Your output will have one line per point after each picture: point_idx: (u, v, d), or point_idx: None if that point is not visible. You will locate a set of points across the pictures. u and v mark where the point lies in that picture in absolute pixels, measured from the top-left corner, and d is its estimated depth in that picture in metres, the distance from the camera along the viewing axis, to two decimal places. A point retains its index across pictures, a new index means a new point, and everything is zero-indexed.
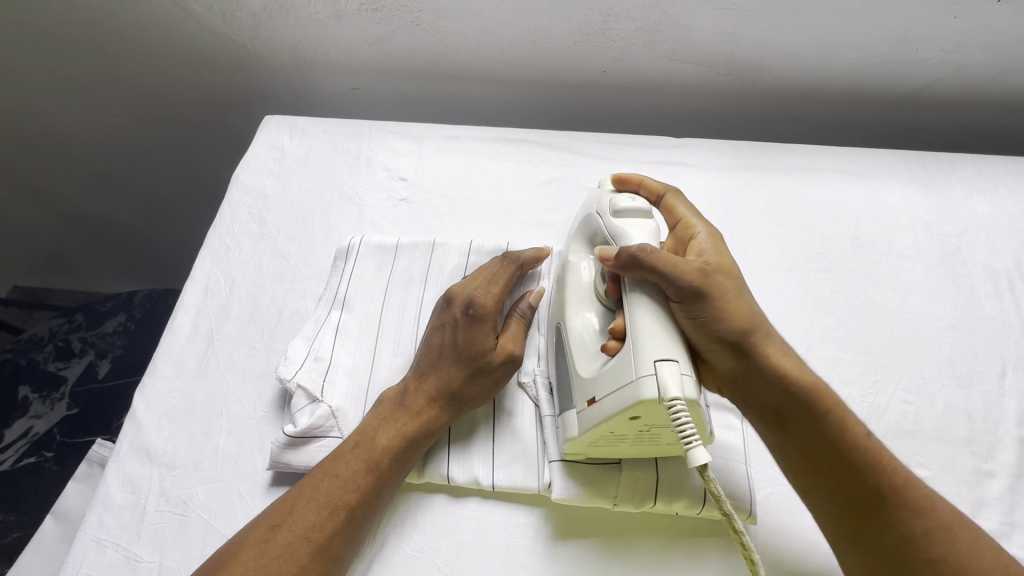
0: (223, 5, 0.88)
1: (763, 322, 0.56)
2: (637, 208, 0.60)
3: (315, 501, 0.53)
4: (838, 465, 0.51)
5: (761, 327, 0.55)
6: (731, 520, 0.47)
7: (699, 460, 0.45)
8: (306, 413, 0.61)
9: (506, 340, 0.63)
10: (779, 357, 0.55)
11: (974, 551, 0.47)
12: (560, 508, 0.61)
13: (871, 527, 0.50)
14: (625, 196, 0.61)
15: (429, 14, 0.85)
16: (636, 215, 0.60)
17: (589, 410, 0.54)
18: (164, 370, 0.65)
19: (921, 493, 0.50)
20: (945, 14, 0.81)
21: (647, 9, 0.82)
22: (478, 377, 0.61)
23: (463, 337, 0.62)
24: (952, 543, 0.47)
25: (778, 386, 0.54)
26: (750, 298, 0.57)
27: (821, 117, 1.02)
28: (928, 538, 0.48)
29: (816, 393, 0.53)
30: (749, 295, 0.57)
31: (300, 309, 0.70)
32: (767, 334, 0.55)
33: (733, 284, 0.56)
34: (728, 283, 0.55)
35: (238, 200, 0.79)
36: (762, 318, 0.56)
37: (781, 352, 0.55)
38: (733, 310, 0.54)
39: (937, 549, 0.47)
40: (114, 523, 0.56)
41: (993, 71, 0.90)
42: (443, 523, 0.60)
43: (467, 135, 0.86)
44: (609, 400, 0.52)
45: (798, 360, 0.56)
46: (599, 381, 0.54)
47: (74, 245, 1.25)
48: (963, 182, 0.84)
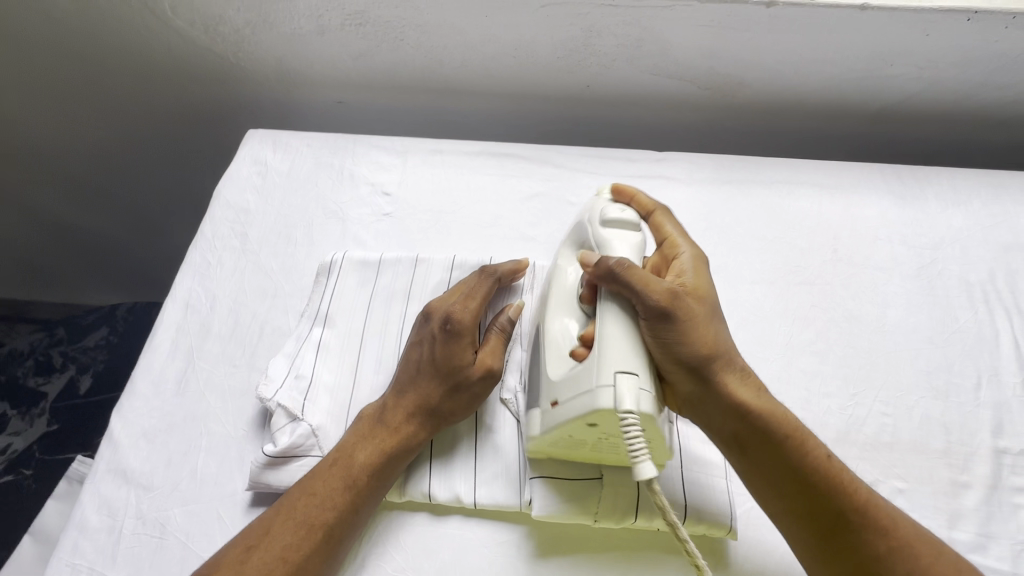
0: (207, 20, 0.88)
1: (731, 346, 0.54)
2: (630, 221, 0.57)
3: (292, 521, 0.51)
4: (801, 491, 0.50)
5: (728, 351, 0.53)
6: (675, 529, 0.45)
7: (645, 474, 0.44)
8: (286, 432, 0.58)
9: (485, 355, 0.59)
10: (746, 382, 0.53)
11: (938, 568, 0.46)
12: (542, 525, 0.57)
13: (835, 549, 0.48)
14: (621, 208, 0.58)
15: (411, 29, 0.85)
16: (625, 228, 0.57)
17: (550, 412, 0.51)
18: (143, 389, 0.64)
19: (886, 515, 0.49)
20: (918, 31, 0.77)
21: (628, 25, 0.80)
22: (457, 392, 0.58)
23: (441, 351, 0.58)
24: (915, 563, 0.46)
25: (744, 411, 0.51)
26: (721, 321, 0.55)
27: (805, 132, 0.97)
28: (892, 559, 0.47)
29: (780, 420, 0.51)
30: (720, 318, 0.55)
31: (282, 326, 0.69)
32: (735, 358, 0.53)
33: (707, 306, 0.54)
34: (702, 305, 0.53)
35: (220, 215, 0.78)
36: (731, 341, 0.54)
37: (748, 378, 0.53)
38: (704, 332, 0.51)
39: (901, 568, 0.46)
40: (90, 547, 0.55)
41: (967, 87, 0.85)
42: (424, 541, 0.56)
43: (452, 149, 0.85)
44: (569, 407, 0.49)
45: (760, 385, 0.54)
46: (561, 386, 0.51)
47: (52, 257, 1.28)
48: (938, 195, 0.81)
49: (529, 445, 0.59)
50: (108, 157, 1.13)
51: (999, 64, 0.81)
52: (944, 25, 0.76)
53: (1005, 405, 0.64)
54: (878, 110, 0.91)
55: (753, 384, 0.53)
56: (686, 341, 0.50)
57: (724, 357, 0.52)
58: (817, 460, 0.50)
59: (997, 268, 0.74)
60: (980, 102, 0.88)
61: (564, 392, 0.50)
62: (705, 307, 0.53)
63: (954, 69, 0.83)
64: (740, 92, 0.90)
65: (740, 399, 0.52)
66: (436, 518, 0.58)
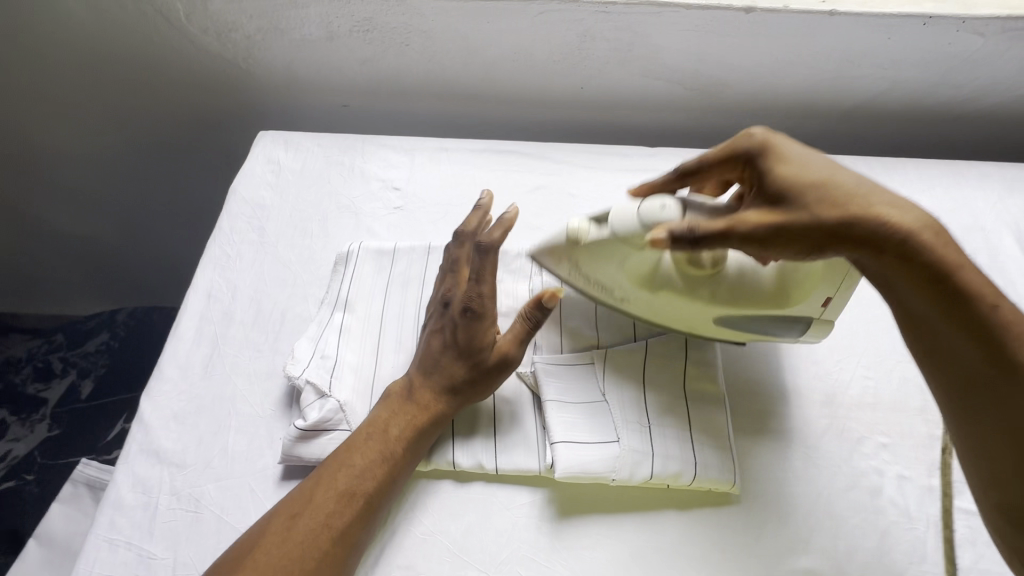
0: (219, 27, 0.92)
1: (865, 196, 0.49)
2: (675, 207, 0.56)
3: (333, 490, 0.54)
4: (960, 336, 0.48)
5: (862, 203, 0.49)
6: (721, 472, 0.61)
7: None
8: (315, 408, 0.61)
9: (505, 339, 0.63)
10: (893, 227, 0.48)
11: None
12: (561, 489, 0.61)
13: (972, 403, 0.49)
14: (651, 202, 0.58)
15: (417, 35, 0.90)
16: (679, 207, 0.56)
17: (832, 302, 0.60)
18: (171, 374, 0.67)
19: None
20: (881, 36, 0.85)
21: (620, 31, 0.87)
22: (480, 371, 0.61)
23: (464, 335, 0.62)
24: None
25: (898, 262, 0.48)
26: (840, 177, 0.51)
27: (785, 130, 1.04)
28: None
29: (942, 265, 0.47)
30: (837, 174, 0.51)
31: (303, 312, 0.72)
32: (875, 209, 0.49)
33: (807, 181, 0.51)
34: (802, 184, 0.51)
35: (237, 211, 0.82)
36: (863, 191, 0.50)
37: (900, 221, 0.48)
38: (823, 211, 0.49)
39: None
40: (126, 523, 0.58)
41: (925, 87, 0.94)
42: (450, 507, 0.60)
43: (457, 147, 0.90)
44: (849, 284, 0.58)
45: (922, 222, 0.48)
46: (817, 292, 0.58)
47: (54, 268, 1.28)
48: (904, 183, 0.88)
49: (546, 413, 0.62)
50: (107, 165, 1.14)
51: (953, 65, 0.90)
52: (904, 28, 0.84)
53: None
54: (848, 108, 0.99)
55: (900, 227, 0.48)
56: (801, 230, 0.50)
57: (855, 219, 0.48)
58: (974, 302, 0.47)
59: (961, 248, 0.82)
60: (938, 99, 0.96)
61: (823, 286, 0.58)
62: (805, 184, 0.51)
63: (914, 69, 0.91)
64: (723, 92, 0.97)
65: (887, 255, 0.48)
66: (460, 485, 0.61)
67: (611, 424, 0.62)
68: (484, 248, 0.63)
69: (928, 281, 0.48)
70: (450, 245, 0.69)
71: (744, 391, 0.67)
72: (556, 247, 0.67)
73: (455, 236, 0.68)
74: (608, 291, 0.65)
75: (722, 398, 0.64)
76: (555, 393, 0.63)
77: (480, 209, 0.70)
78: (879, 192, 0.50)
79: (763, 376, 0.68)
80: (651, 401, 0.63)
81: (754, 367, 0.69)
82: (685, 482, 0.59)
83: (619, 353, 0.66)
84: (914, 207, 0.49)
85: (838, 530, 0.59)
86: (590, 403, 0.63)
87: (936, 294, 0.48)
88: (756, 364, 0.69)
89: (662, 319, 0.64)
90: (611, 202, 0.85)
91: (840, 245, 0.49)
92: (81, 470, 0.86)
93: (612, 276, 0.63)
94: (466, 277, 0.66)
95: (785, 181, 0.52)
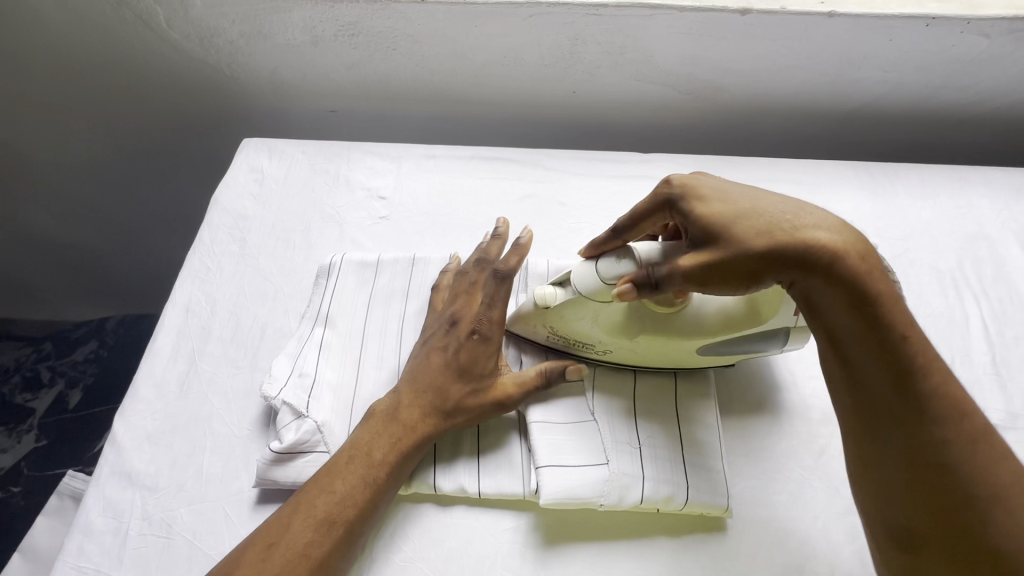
0: (202, 32, 0.90)
1: (795, 219, 0.47)
2: (631, 260, 0.55)
3: (311, 518, 0.51)
4: (874, 359, 0.44)
5: (791, 226, 0.47)
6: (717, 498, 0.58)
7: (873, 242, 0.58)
8: (291, 429, 0.59)
9: (509, 376, 0.61)
10: (820, 249, 0.45)
11: (996, 468, 0.42)
12: (547, 513, 0.59)
13: (877, 426, 0.45)
14: (606, 259, 0.57)
15: (404, 40, 0.87)
16: (637, 260, 0.55)
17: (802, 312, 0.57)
18: (146, 393, 0.65)
19: (956, 398, 0.43)
20: (883, 37, 0.82)
21: (612, 34, 0.84)
22: (478, 396, 0.59)
23: (469, 356, 0.60)
24: (977, 447, 0.42)
25: (823, 283, 0.45)
26: (771, 201, 0.49)
27: (784, 134, 1.01)
28: (950, 442, 0.42)
29: (864, 288, 0.44)
30: (768, 198, 0.49)
31: (282, 327, 0.70)
32: (805, 231, 0.46)
33: (737, 206, 0.49)
34: (733, 210, 0.49)
35: (218, 221, 0.80)
36: (794, 214, 0.48)
37: (829, 244, 0.46)
38: (753, 235, 0.47)
39: (961, 460, 0.42)
40: (96, 549, 0.56)
41: (928, 90, 0.91)
42: (431, 532, 0.58)
43: (445, 154, 0.88)
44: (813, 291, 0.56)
45: (847, 245, 0.46)
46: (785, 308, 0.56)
47: (41, 274, 1.26)
48: (907, 189, 0.85)
49: (531, 436, 0.60)
50: (93, 171, 1.13)
51: (957, 67, 0.87)
52: (906, 30, 0.81)
53: (978, 383, 0.68)
54: (848, 111, 0.96)
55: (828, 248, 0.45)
56: (732, 256, 0.47)
57: (783, 241, 0.46)
58: (894, 326, 0.44)
59: (965, 256, 0.79)
60: (941, 102, 0.93)
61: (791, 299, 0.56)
62: (737, 209, 0.49)
63: (916, 72, 0.88)
64: (719, 96, 0.94)
65: (811, 276, 0.46)
66: (442, 508, 0.59)
67: (599, 446, 0.59)
68: (501, 275, 0.63)
69: (851, 301, 0.45)
70: (468, 266, 0.67)
71: (739, 409, 0.65)
72: (523, 316, 0.63)
73: (475, 261, 0.66)
74: (587, 346, 0.62)
75: (715, 417, 0.61)
76: (541, 413, 0.61)
77: (499, 238, 0.68)
78: (809, 215, 0.48)
79: (759, 393, 0.66)
80: (641, 421, 0.61)
81: (748, 384, 0.67)
82: (676, 506, 0.57)
83: (609, 371, 0.64)
84: (844, 229, 0.47)
85: (837, 557, 0.56)
86: (579, 423, 0.60)
87: (859, 314, 0.44)
88: (751, 382, 0.67)
89: (648, 360, 0.62)
90: (602, 210, 0.82)
91: (772, 269, 0.47)
92: (68, 482, 0.84)
93: (587, 331, 0.61)
94: (477, 301, 0.64)
95: (720, 207, 0.49)
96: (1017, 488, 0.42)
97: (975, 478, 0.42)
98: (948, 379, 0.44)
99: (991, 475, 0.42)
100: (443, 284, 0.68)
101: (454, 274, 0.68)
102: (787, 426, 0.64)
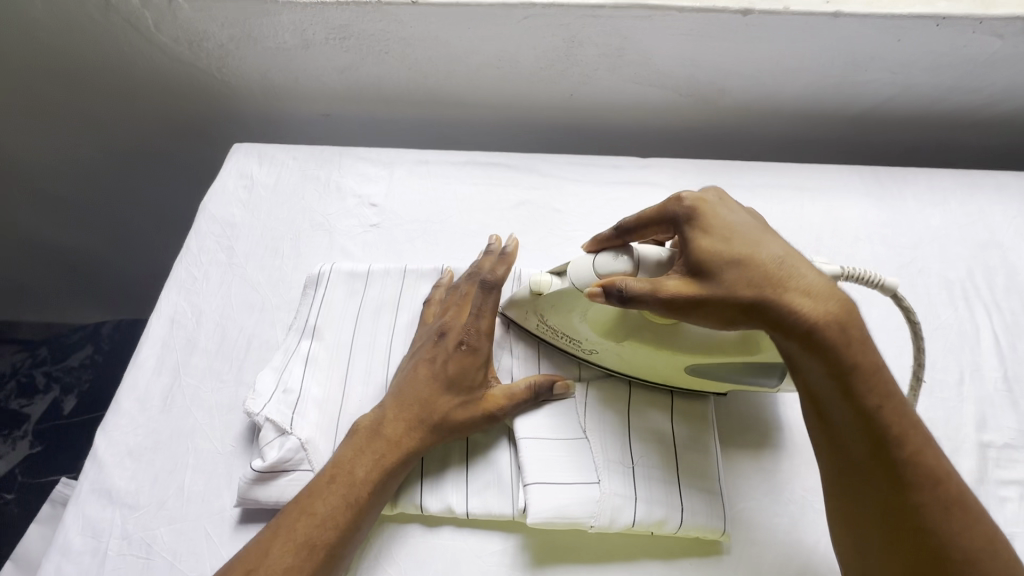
0: (191, 36, 0.88)
1: (783, 277, 0.46)
2: (629, 259, 0.53)
3: (291, 543, 0.49)
4: (851, 424, 0.44)
5: (777, 285, 0.45)
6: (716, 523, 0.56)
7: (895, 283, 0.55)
8: (275, 446, 0.58)
9: (497, 389, 0.59)
10: (803, 316, 0.44)
11: (969, 531, 0.42)
12: (536, 533, 0.57)
13: (855, 479, 0.44)
14: (604, 253, 0.54)
15: (396, 42, 0.85)
16: (633, 260, 0.53)
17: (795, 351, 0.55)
18: (128, 407, 0.63)
19: (932, 466, 0.43)
20: (890, 38, 0.79)
21: (610, 36, 0.82)
22: (466, 409, 0.58)
23: (456, 368, 0.58)
24: (951, 514, 0.42)
25: (804, 349, 0.44)
26: (761, 252, 0.47)
27: (788, 137, 0.98)
28: (924, 508, 0.42)
29: (847, 351, 0.43)
30: (758, 250, 0.47)
31: (269, 339, 0.68)
32: (790, 293, 0.45)
33: (725, 256, 0.47)
34: (720, 260, 0.47)
35: (206, 229, 0.78)
36: (782, 271, 0.46)
37: (813, 309, 0.44)
38: (737, 291, 0.46)
39: (934, 521, 0.42)
40: (74, 569, 0.55)
41: (939, 91, 0.88)
42: (417, 554, 0.56)
43: (438, 160, 0.86)
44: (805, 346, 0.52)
45: (834, 305, 0.44)
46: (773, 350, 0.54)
47: (36, 279, 1.25)
48: (915, 196, 0.82)
49: (519, 456, 0.58)
50: (87, 174, 1.12)
51: (968, 68, 0.84)
52: (915, 30, 0.78)
53: (989, 400, 0.65)
54: (855, 114, 0.93)
55: (814, 308, 0.44)
56: (715, 300, 0.46)
57: (769, 296, 0.45)
58: (871, 393, 0.43)
59: (975, 266, 0.76)
60: (952, 104, 0.90)
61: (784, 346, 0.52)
62: (723, 261, 0.47)
63: (927, 74, 0.85)
64: (721, 99, 0.92)
65: (791, 341, 0.45)
66: (428, 529, 0.57)
67: (591, 464, 0.57)
68: (488, 284, 0.61)
69: (832, 370, 0.44)
70: (461, 279, 0.66)
71: (736, 426, 0.63)
72: (516, 302, 0.63)
73: (466, 274, 0.65)
74: (576, 343, 0.61)
75: (713, 434, 0.59)
76: (531, 430, 0.58)
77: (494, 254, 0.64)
78: (798, 273, 0.46)
79: (758, 409, 0.64)
80: (635, 439, 0.58)
81: (746, 400, 0.65)
82: (670, 529, 0.55)
83: (601, 385, 0.62)
84: (833, 291, 0.45)
85: None
86: (570, 439, 0.58)
87: (839, 381, 0.43)
88: (749, 398, 0.65)
89: (636, 370, 0.60)
90: (599, 217, 0.80)
91: (752, 320, 0.46)
92: (62, 489, 0.76)
93: (577, 327, 0.59)
94: (467, 312, 0.62)
95: (716, 246, 0.48)
96: (988, 554, 0.42)
97: (950, 542, 0.42)
98: (925, 447, 0.43)
99: (963, 543, 0.42)
100: (434, 297, 0.67)
101: (447, 289, 0.66)
102: (786, 445, 0.62)
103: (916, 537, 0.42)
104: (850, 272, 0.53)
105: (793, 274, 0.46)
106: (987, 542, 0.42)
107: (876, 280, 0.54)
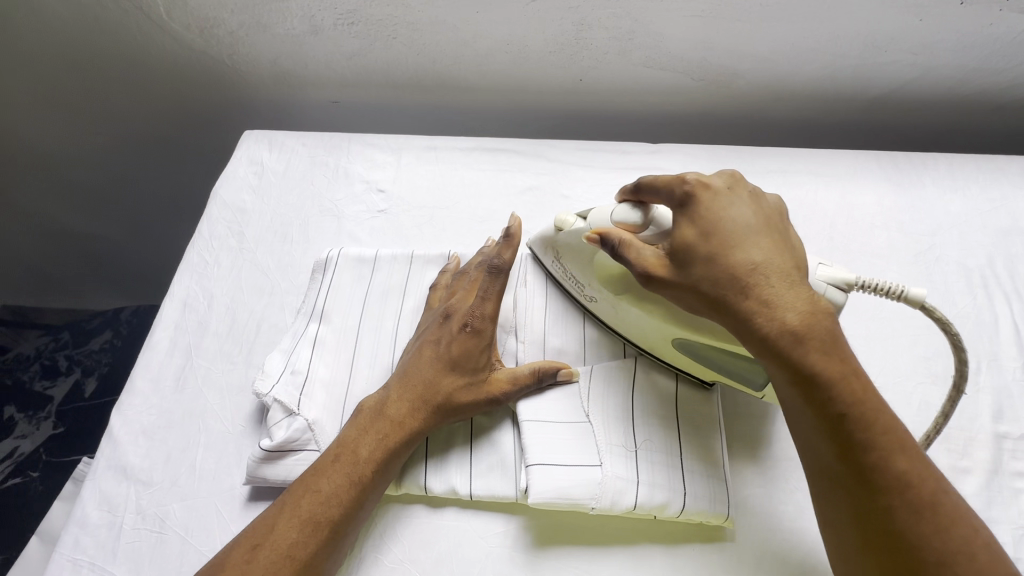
0: (202, 24, 0.89)
1: (752, 280, 0.46)
2: (642, 215, 0.54)
3: (297, 518, 0.50)
4: (817, 430, 0.44)
5: (739, 288, 0.46)
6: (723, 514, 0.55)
7: (923, 295, 0.51)
8: (283, 426, 0.59)
9: (500, 374, 0.59)
10: (757, 323, 0.45)
11: (943, 539, 0.40)
12: (539, 515, 0.57)
13: (829, 477, 0.44)
14: (623, 206, 0.56)
15: (404, 27, 0.85)
16: (647, 218, 0.54)
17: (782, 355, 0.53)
18: (142, 387, 0.65)
19: (903, 471, 0.42)
20: (911, 16, 0.77)
21: (619, 18, 0.80)
22: (469, 392, 0.58)
23: (460, 349, 0.58)
24: (923, 517, 0.41)
25: (763, 355, 0.45)
26: (736, 253, 0.47)
27: (801, 122, 0.96)
28: (893, 514, 0.41)
29: (805, 355, 0.43)
30: (730, 250, 0.47)
31: (278, 322, 0.70)
32: (752, 297, 0.45)
33: (698, 254, 0.48)
34: (694, 255, 0.48)
35: (217, 215, 0.79)
36: (751, 273, 0.46)
37: (770, 316, 0.44)
38: (700, 287, 0.47)
39: (903, 524, 0.41)
40: (91, 543, 0.56)
41: (964, 71, 0.85)
42: (421, 534, 0.57)
43: (446, 146, 0.86)
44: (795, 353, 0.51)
45: (795, 312, 0.44)
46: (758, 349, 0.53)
47: (59, 266, 1.29)
48: (935, 181, 0.80)
49: (523, 440, 0.58)
50: (106, 163, 1.14)
51: (994, 48, 0.81)
52: (937, 9, 0.76)
53: (1006, 390, 0.63)
54: (872, 98, 0.91)
55: (772, 312, 0.45)
56: (686, 293, 0.48)
57: (727, 296, 0.46)
58: (834, 395, 0.43)
59: (996, 253, 0.74)
60: (976, 87, 0.87)
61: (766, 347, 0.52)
62: (696, 260, 0.48)
63: (950, 54, 0.82)
64: (733, 83, 0.90)
65: (750, 346, 0.46)
66: (433, 509, 0.58)
67: (593, 446, 0.57)
68: (496, 267, 0.61)
69: (790, 377, 0.44)
70: (471, 264, 0.66)
71: (744, 415, 0.62)
72: (542, 240, 0.67)
73: (478, 262, 0.65)
74: (582, 289, 0.64)
75: (716, 420, 0.59)
76: (534, 413, 0.58)
77: (510, 242, 0.62)
78: (766, 277, 0.46)
79: (766, 397, 0.63)
80: (638, 424, 0.58)
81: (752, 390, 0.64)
82: (672, 514, 0.54)
83: (606, 367, 0.62)
84: (800, 299, 0.45)
85: None
86: (574, 423, 0.58)
87: (797, 382, 0.44)
88: None
89: (632, 334, 0.61)
90: (607, 203, 0.79)
91: (716, 316, 0.47)
92: (81, 468, 0.78)
93: (586, 273, 0.62)
94: (474, 296, 0.62)
95: (690, 242, 0.49)
96: (963, 561, 0.40)
97: (921, 546, 0.40)
98: (897, 453, 0.42)
99: (935, 548, 0.40)
100: (440, 282, 0.67)
101: (455, 274, 0.67)
102: (793, 434, 0.61)
103: (887, 536, 0.41)
104: (864, 282, 0.52)
105: (761, 276, 0.46)
106: (963, 551, 0.40)
107: (898, 291, 0.52)
